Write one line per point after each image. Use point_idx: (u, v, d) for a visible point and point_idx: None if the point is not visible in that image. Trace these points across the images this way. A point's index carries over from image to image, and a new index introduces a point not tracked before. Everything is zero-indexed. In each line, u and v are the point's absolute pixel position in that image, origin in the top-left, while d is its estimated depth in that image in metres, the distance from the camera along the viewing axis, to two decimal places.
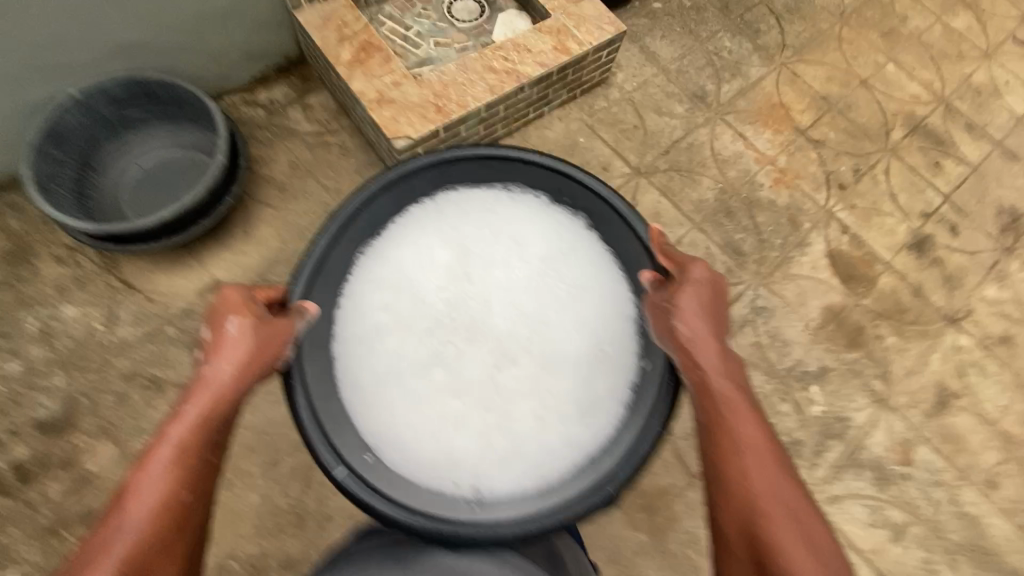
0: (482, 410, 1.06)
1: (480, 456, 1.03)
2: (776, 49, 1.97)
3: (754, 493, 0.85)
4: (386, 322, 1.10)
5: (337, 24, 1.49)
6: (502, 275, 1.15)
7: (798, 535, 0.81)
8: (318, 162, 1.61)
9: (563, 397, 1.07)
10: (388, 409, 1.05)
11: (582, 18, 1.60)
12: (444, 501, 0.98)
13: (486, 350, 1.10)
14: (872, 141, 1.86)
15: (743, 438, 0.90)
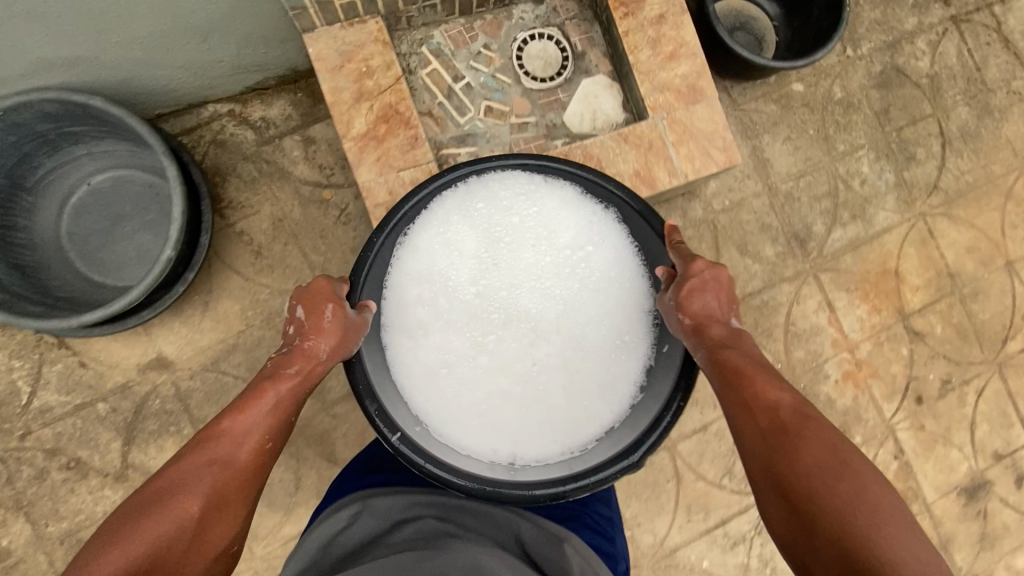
0: (521, 395, 0.85)
1: (521, 428, 0.84)
2: (923, 191, 1.51)
3: (807, 496, 0.66)
4: (423, 306, 0.88)
5: (359, 69, 1.10)
6: (549, 264, 0.90)
7: (844, 483, 0.65)
8: (308, 224, 1.29)
9: (593, 367, 0.86)
10: (429, 395, 0.85)
11: (687, 133, 1.18)
12: (484, 460, 0.82)
13: (522, 344, 0.86)
14: (983, 348, 1.50)
15: (779, 421, 0.73)
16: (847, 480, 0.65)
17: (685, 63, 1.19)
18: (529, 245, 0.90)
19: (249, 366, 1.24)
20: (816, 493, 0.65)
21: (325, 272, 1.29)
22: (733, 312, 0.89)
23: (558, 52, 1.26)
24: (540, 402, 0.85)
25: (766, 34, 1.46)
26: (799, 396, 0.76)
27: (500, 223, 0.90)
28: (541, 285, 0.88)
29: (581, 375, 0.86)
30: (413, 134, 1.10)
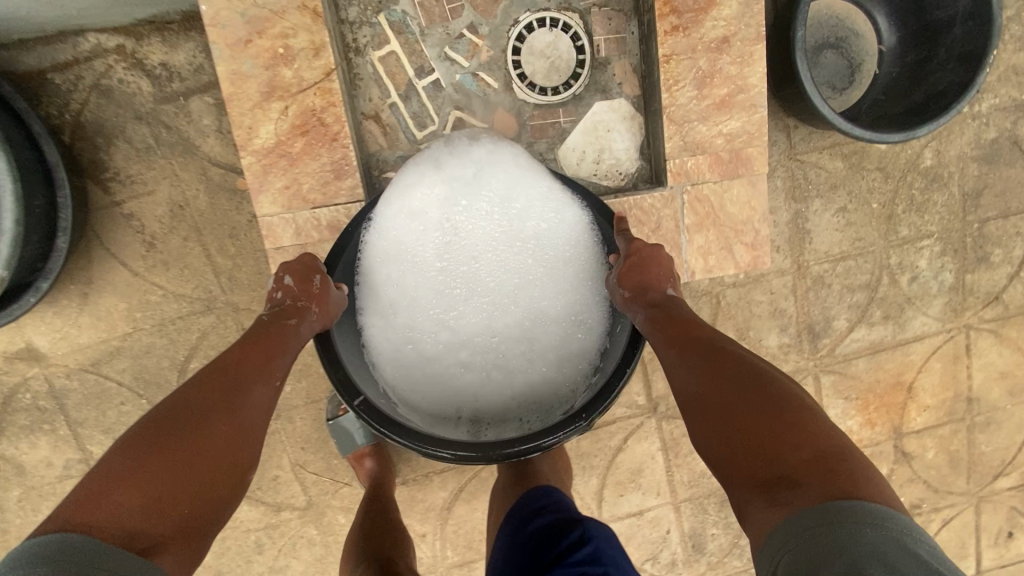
0: (485, 357, 0.79)
1: (481, 387, 0.78)
2: (980, 301, 1.24)
3: (724, 427, 0.59)
4: (389, 282, 0.79)
5: (274, 49, 0.77)
6: (517, 237, 0.82)
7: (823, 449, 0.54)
8: (216, 218, 1.02)
9: (550, 328, 0.80)
10: (398, 363, 0.78)
11: (710, 217, 0.88)
12: (444, 419, 0.76)
13: (485, 319, 0.80)
14: (969, 481, 1.33)
15: (703, 355, 0.65)
16: (760, 400, 0.58)
17: (736, 118, 0.85)
18: (498, 216, 0.82)
19: (135, 374, 1.06)
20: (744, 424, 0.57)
21: (233, 280, 1.05)
22: (672, 282, 0.77)
23: (572, 56, 0.88)
24: (509, 380, 0.78)
25: (864, 63, 1.07)
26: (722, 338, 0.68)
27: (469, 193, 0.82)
28: (512, 263, 0.81)
29: (545, 349, 0.79)
30: (340, 158, 0.80)
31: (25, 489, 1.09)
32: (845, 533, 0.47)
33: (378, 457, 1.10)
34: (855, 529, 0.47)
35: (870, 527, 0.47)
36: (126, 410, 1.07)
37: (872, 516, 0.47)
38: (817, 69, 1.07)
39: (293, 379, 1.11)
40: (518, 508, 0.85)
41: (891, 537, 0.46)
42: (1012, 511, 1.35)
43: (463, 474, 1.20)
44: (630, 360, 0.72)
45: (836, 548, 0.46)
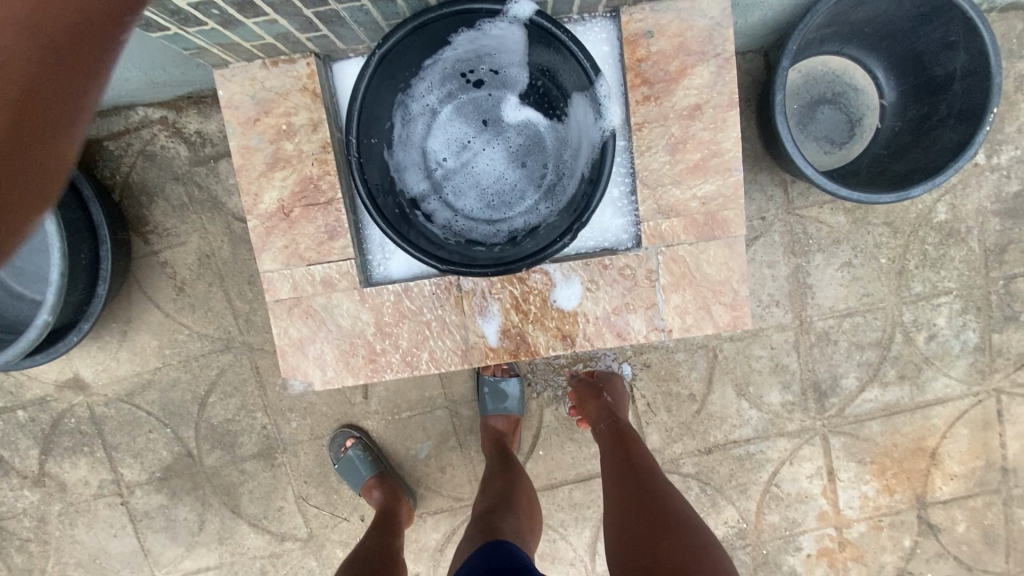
0: (489, 151, 0.92)
1: (489, 171, 0.92)
2: (1011, 362, 1.15)
3: (642, 514, 0.80)
4: (463, 85, 0.90)
5: (278, 126, 0.86)
6: (565, 134, 0.89)
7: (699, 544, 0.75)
8: (236, 266, 1.14)
9: (536, 151, 0.91)
10: (410, 159, 0.89)
11: (685, 277, 0.89)
12: (435, 174, 0.91)
13: (490, 139, 0.92)
14: (1008, 560, 1.21)
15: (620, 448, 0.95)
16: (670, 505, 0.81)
17: (711, 181, 0.87)
18: (569, 115, 0.87)
19: (163, 406, 1.18)
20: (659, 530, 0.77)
21: (249, 321, 1.15)
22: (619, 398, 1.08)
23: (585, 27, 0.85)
24: (502, 157, 0.92)
25: (864, 118, 1.06)
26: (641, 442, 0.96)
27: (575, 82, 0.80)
28: (541, 158, 0.91)
29: (512, 235, 0.88)
30: (332, 219, 0.88)
31: (67, 504, 1.22)
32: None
33: (384, 485, 1.13)
34: None
35: None
36: (152, 437, 1.19)
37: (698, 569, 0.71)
38: (813, 124, 1.07)
39: (300, 416, 1.19)
40: (481, 558, 0.81)
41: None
42: None
43: (456, 516, 1.21)
44: (584, 221, 0.79)
45: None
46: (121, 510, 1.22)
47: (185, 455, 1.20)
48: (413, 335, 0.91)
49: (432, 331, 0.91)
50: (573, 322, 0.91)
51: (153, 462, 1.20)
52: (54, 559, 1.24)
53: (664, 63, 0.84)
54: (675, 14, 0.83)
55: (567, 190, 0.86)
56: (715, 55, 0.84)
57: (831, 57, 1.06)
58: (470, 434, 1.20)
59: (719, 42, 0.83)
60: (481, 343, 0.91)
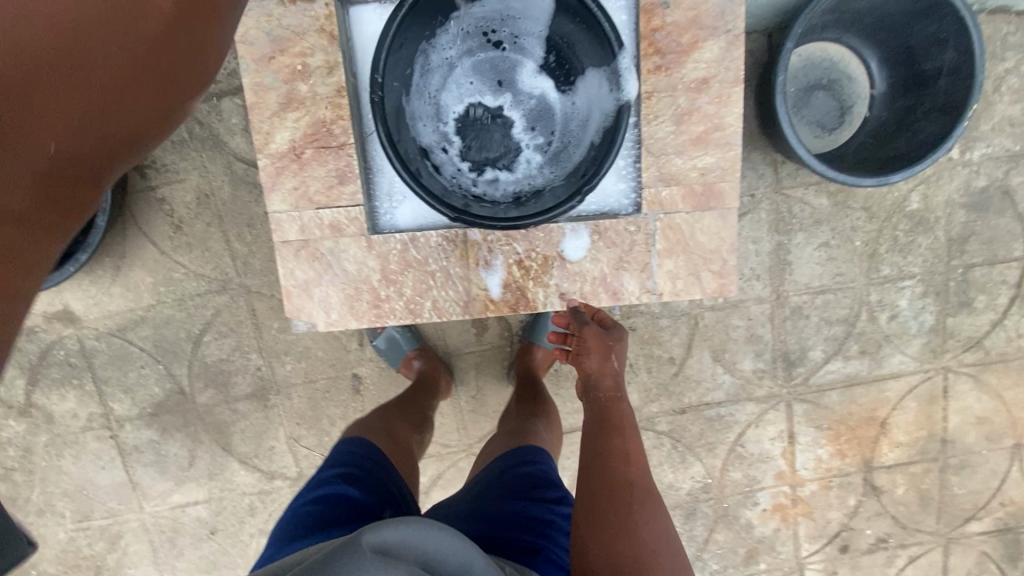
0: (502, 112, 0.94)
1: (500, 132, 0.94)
2: (960, 344, 1.26)
3: (614, 532, 0.71)
4: (483, 41, 0.90)
5: (293, 66, 0.86)
6: (575, 102, 0.90)
7: None
8: (236, 207, 1.13)
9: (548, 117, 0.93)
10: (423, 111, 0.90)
11: (679, 244, 0.94)
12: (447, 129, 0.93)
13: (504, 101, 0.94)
14: (937, 519, 1.36)
15: (605, 441, 0.83)
16: (651, 524, 0.73)
17: (710, 154, 0.91)
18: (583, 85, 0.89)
19: (155, 342, 1.19)
20: (634, 556, 0.68)
21: (247, 263, 1.16)
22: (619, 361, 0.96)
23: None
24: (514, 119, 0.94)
25: (854, 105, 1.12)
26: (632, 437, 0.85)
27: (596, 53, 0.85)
28: (548, 126, 0.92)
29: (516, 196, 0.90)
30: (343, 164, 0.90)
31: (53, 436, 1.23)
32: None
33: (426, 361, 1.16)
34: None
35: None
36: (144, 373, 1.20)
37: None
38: (807, 108, 1.12)
39: (294, 360, 1.21)
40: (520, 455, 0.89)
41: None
42: (981, 553, 1.37)
43: (442, 462, 1.27)
44: (590, 184, 0.82)
45: None
46: (110, 444, 1.24)
47: (176, 393, 1.22)
48: (416, 284, 0.94)
49: (435, 281, 0.95)
50: (570, 280, 0.95)
51: (143, 397, 1.22)
52: (38, 489, 1.26)
53: (677, 35, 0.87)
54: None
55: (574, 157, 0.89)
56: (726, 31, 0.87)
57: (830, 44, 1.10)
58: (460, 386, 1.25)
59: (730, 18, 0.86)
60: (482, 295, 0.96)
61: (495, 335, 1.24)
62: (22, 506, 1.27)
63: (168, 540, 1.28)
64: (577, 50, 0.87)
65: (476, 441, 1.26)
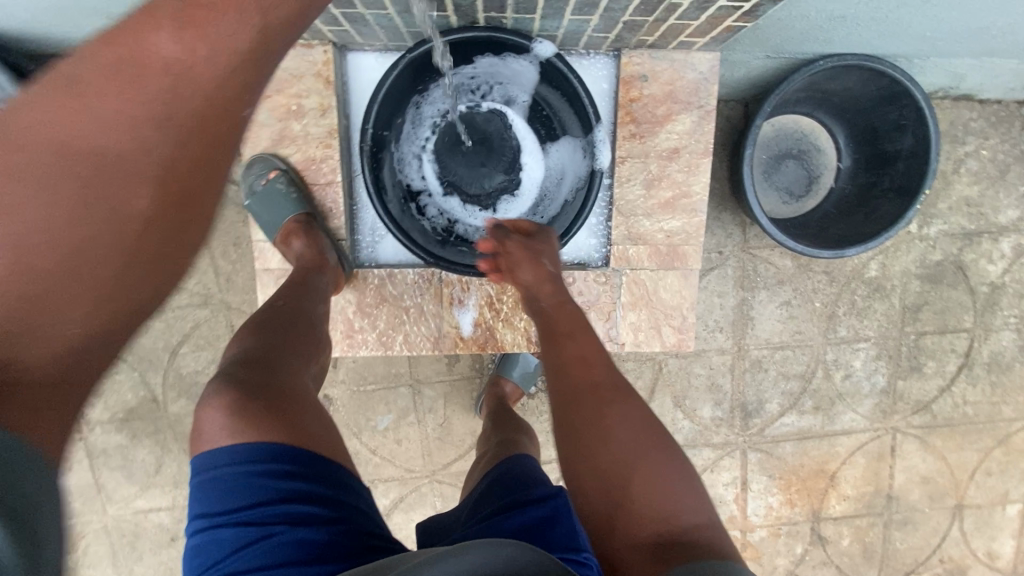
0: None
1: None
2: (909, 406, 1.32)
3: (599, 466, 0.67)
4: (475, 99, 0.94)
5: (288, 106, 0.91)
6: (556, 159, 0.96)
7: (672, 503, 0.65)
8: (224, 226, 1.17)
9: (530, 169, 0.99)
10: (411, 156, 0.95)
11: (642, 299, 0.99)
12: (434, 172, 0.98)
13: None
14: (879, 572, 1.41)
15: (559, 358, 0.76)
16: (629, 422, 0.69)
17: (678, 218, 0.96)
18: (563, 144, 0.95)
19: (133, 349, 1.21)
20: (621, 470, 0.66)
21: (229, 281, 1.19)
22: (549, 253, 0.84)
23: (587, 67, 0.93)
24: None
25: (821, 176, 1.18)
26: (587, 328, 0.79)
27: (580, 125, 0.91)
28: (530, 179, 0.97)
29: None
30: (329, 200, 0.95)
31: None
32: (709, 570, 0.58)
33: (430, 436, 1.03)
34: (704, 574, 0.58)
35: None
36: (120, 379, 1.23)
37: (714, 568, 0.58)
38: (776, 175, 1.19)
39: None
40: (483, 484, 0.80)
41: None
42: None
43: (405, 485, 1.30)
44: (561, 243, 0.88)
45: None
46: (79, 445, 1.25)
47: (149, 400, 1.24)
48: (390, 317, 0.98)
49: (409, 317, 0.98)
50: None
51: (117, 403, 1.24)
52: None
53: (653, 107, 0.93)
54: (669, 63, 0.91)
55: (550, 211, 0.95)
56: (699, 107, 0.93)
57: (802, 117, 1.17)
58: (429, 413, 1.28)
59: (703, 96, 0.92)
60: (454, 332, 0.99)
61: (466, 366, 1.29)
62: None
63: (127, 544, 1.29)
64: (563, 119, 0.93)
65: (440, 467, 1.30)
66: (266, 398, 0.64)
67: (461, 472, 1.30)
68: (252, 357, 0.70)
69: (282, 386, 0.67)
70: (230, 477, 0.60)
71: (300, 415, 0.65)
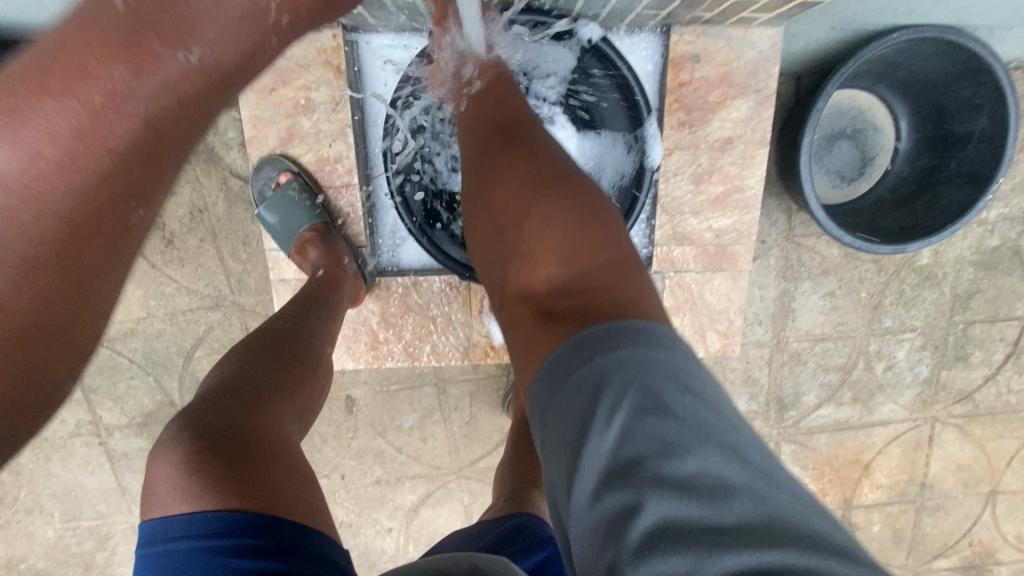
0: None
1: None
2: (951, 396, 1.27)
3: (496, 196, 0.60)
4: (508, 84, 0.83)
5: (297, 100, 0.82)
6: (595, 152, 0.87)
7: (563, 221, 0.55)
8: (231, 225, 1.09)
9: None
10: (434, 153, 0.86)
11: (687, 302, 0.92)
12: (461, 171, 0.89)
13: None
14: (909, 557, 1.39)
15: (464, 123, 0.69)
16: (535, 169, 0.59)
17: (728, 216, 0.88)
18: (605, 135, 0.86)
19: (145, 354, 1.16)
20: (515, 213, 0.58)
21: (240, 283, 1.12)
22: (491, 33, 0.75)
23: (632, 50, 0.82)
24: None
25: (876, 157, 1.08)
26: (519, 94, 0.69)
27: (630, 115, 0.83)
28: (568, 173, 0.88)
29: None
30: (346, 203, 0.88)
31: (41, 439, 1.22)
32: (603, 337, 0.45)
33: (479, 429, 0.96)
34: (620, 338, 0.45)
35: (638, 347, 0.44)
36: (134, 384, 1.18)
37: (650, 335, 0.45)
38: (827, 157, 1.08)
39: None
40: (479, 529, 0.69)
41: (668, 359, 0.44)
42: None
43: (432, 482, 1.27)
44: None
45: (587, 384, 0.44)
46: (98, 450, 1.22)
47: (166, 405, 1.20)
48: (417, 327, 0.92)
49: (436, 326, 0.92)
50: None
51: (133, 408, 1.20)
52: (26, 489, 1.25)
53: (704, 92, 0.83)
54: (725, 41, 0.81)
55: None
56: (756, 91, 0.83)
57: (859, 92, 1.05)
58: (455, 411, 1.25)
59: (762, 79, 0.82)
60: (484, 341, 0.93)
61: (491, 365, 1.24)
62: (9, 504, 1.26)
63: None
64: (610, 108, 0.84)
65: (467, 464, 1.27)
66: (229, 442, 0.55)
67: (488, 469, 1.27)
68: (228, 387, 0.62)
69: (248, 426, 0.58)
70: (182, 555, 0.50)
71: (265, 460, 0.55)
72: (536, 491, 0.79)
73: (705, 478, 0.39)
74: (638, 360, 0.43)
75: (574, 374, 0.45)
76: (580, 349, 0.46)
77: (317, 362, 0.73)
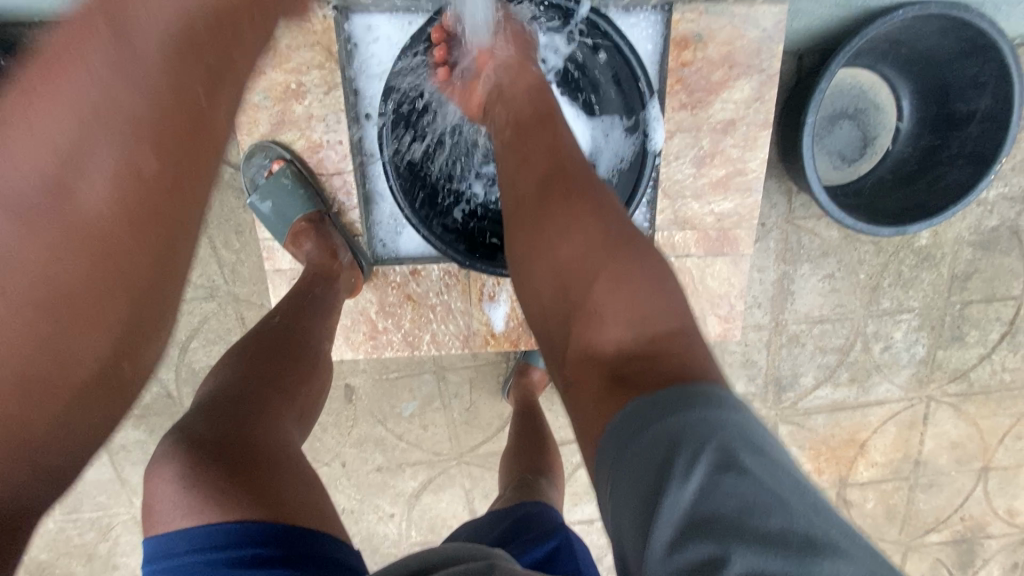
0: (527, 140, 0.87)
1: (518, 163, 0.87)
2: (946, 375, 1.29)
3: (548, 233, 0.59)
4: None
5: (288, 84, 0.80)
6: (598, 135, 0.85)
7: (623, 286, 0.55)
8: (223, 213, 1.07)
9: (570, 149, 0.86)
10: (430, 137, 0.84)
11: (688, 287, 0.91)
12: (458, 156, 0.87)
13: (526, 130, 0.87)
14: (901, 531, 1.42)
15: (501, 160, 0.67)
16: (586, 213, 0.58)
17: (730, 199, 0.87)
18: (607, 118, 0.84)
19: None
20: (582, 270, 0.56)
21: (235, 272, 1.10)
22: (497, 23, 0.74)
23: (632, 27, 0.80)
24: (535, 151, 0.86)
25: (878, 137, 1.07)
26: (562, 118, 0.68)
27: (630, 95, 0.82)
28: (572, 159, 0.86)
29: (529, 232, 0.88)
30: (340, 191, 0.86)
31: None
32: (665, 406, 0.46)
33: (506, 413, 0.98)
34: (697, 408, 0.45)
35: (710, 411, 0.45)
36: None
37: (714, 400, 0.46)
38: (829, 137, 1.06)
39: None
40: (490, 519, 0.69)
41: (743, 421, 0.44)
42: (937, 561, 1.43)
43: (433, 468, 1.28)
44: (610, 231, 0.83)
45: (665, 440, 0.43)
46: None
47: (164, 396, 1.18)
48: (416, 316, 0.91)
49: (435, 315, 0.91)
50: None
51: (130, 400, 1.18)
52: None
53: (707, 72, 0.81)
54: (728, 20, 0.80)
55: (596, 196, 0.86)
56: (759, 70, 0.81)
57: (862, 70, 1.03)
58: (454, 398, 1.25)
59: (766, 58, 0.81)
60: (484, 329, 0.93)
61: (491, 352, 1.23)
62: None
63: None
64: (611, 88, 0.82)
65: (468, 450, 1.27)
66: (228, 462, 0.54)
67: (489, 454, 1.28)
68: (222, 399, 0.60)
69: (249, 441, 0.57)
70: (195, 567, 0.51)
71: (265, 475, 0.54)
72: (542, 480, 0.79)
73: (790, 534, 0.39)
74: (711, 421, 0.44)
75: (653, 425, 0.45)
76: (649, 412, 0.46)
77: (317, 359, 0.72)
